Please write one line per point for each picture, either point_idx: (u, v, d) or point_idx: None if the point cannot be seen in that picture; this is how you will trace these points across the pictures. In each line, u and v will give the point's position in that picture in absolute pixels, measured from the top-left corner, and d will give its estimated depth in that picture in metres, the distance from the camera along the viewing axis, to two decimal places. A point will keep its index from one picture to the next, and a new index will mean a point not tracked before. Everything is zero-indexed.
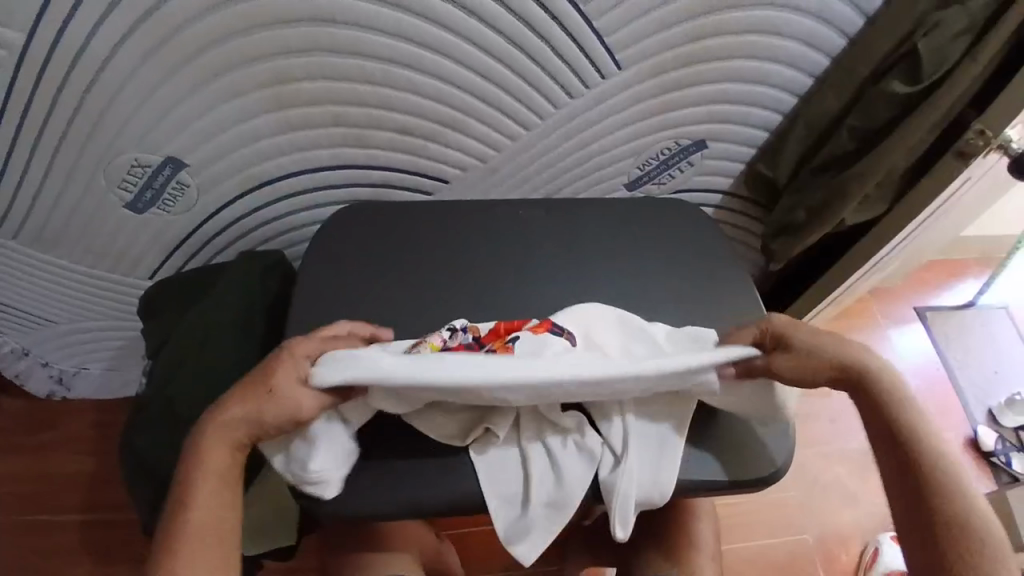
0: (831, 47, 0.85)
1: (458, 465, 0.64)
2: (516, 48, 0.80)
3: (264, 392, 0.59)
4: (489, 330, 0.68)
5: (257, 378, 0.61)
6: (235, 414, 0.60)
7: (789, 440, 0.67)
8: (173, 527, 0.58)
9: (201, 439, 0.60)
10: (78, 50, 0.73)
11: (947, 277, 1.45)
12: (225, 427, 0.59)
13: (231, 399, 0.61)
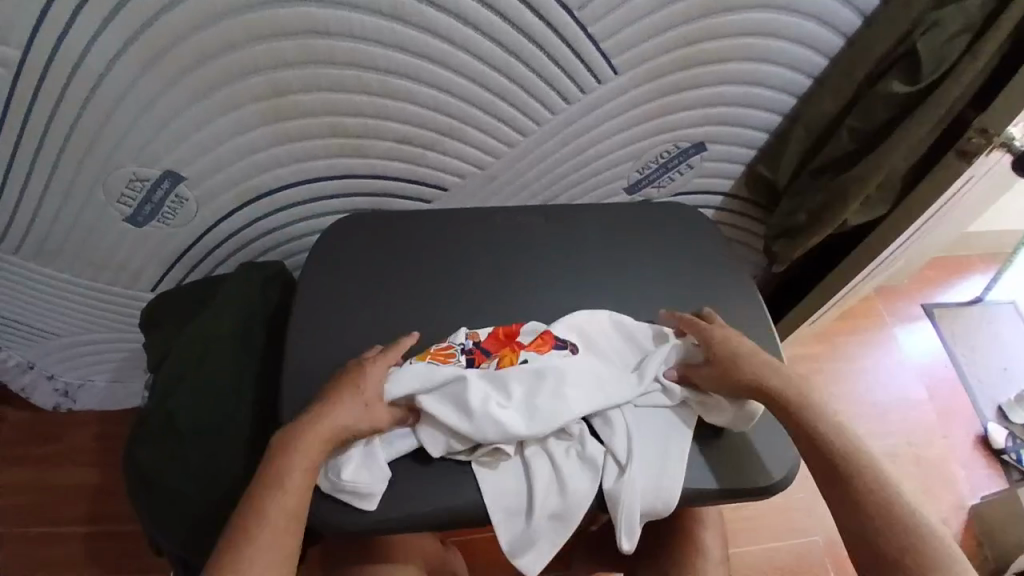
0: (830, 48, 0.84)
1: (460, 477, 0.64)
2: (512, 56, 0.79)
3: (362, 405, 0.63)
4: (489, 335, 0.71)
5: (351, 391, 0.64)
6: (333, 426, 0.61)
7: (791, 447, 0.68)
8: (250, 541, 0.56)
9: (287, 449, 0.60)
10: (74, 66, 0.73)
11: (953, 274, 1.44)
12: (322, 438, 0.61)
13: (328, 409, 0.62)
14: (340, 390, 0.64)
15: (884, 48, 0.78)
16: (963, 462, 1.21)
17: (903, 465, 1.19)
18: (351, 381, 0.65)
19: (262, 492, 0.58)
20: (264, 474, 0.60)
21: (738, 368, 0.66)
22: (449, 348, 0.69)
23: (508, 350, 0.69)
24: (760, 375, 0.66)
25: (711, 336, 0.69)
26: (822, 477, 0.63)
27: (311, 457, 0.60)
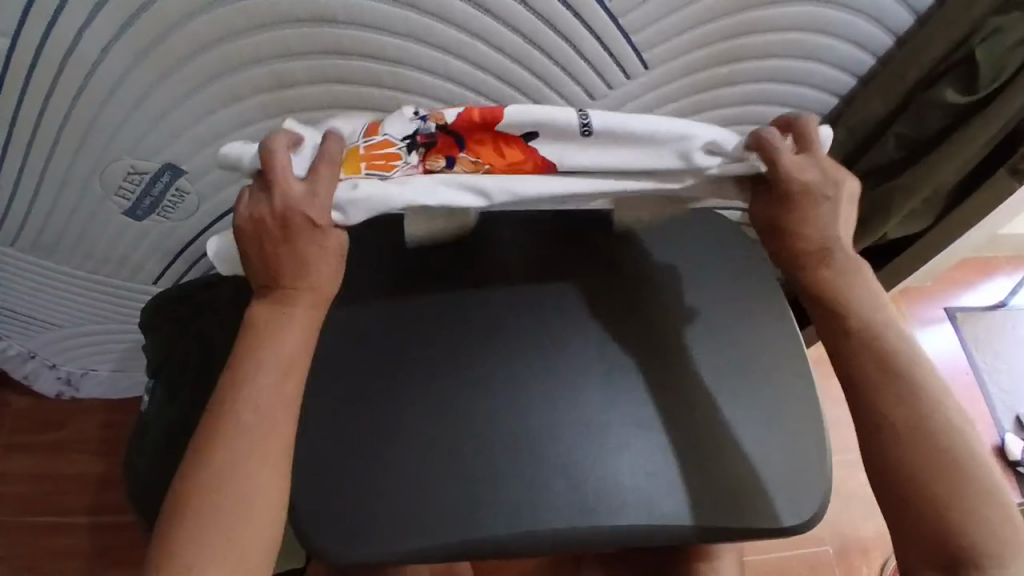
0: (877, 46, 0.76)
1: (474, 507, 0.61)
2: (535, 49, 0.73)
3: (326, 255, 0.57)
4: (460, 116, 0.59)
5: (302, 234, 0.56)
6: (306, 283, 0.57)
7: (817, 481, 0.65)
8: (242, 426, 0.52)
9: (264, 325, 0.56)
10: (64, 53, 0.68)
11: (977, 275, 1.39)
12: (299, 302, 0.56)
13: (292, 269, 0.56)
14: (290, 239, 0.56)
15: (939, 51, 0.72)
16: None
17: None
18: (294, 222, 0.55)
19: (240, 378, 0.54)
20: (237, 360, 0.55)
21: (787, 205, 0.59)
22: (392, 150, 0.59)
23: (488, 141, 0.60)
24: (799, 226, 0.60)
25: (788, 172, 0.58)
26: (847, 359, 0.58)
27: (294, 329, 0.56)
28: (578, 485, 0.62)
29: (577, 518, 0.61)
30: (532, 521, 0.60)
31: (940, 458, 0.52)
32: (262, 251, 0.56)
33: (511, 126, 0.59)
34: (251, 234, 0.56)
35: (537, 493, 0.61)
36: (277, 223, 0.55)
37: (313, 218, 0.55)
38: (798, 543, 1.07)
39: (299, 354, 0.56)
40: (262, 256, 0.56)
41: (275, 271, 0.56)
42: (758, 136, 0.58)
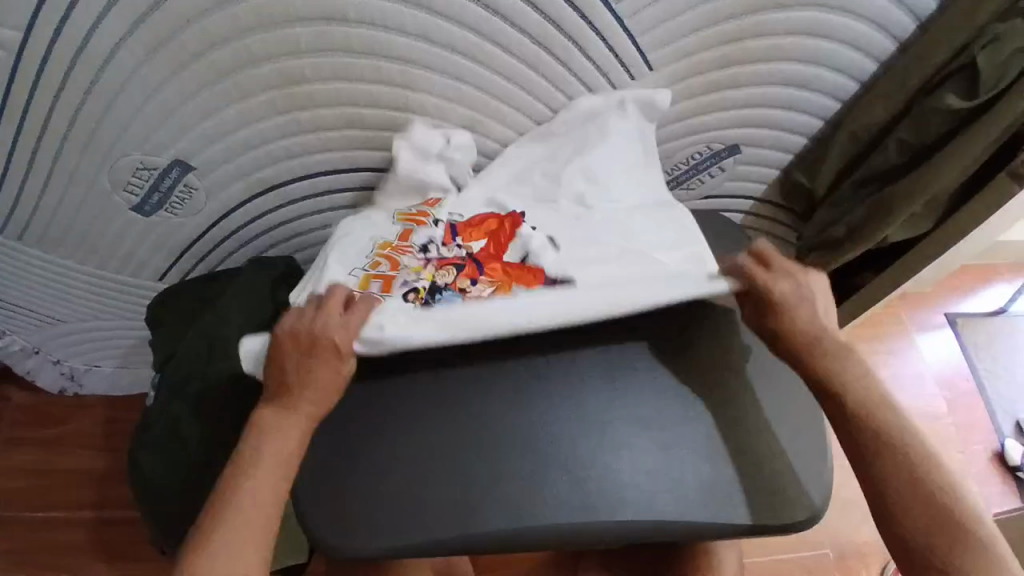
0: (880, 52, 0.79)
1: (477, 503, 0.61)
2: (542, 49, 0.74)
3: (339, 377, 0.62)
4: (483, 250, 0.73)
5: (325, 354, 0.61)
6: (313, 396, 0.60)
7: (821, 478, 0.65)
8: (233, 524, 0.54)
9: (268, 431, 0.59)
10: (77, 49, 0.69)
11: (977, 282, 1.39)
12: (303, 413, 0.60)
13: (305, 383, 0.60)
14: (313, 356, 0.61)
15: (942, 57, 0.73)
16: (979, 478, 1.18)
17: None
18: (322, 343, 0.61)
19: (240, 476, 0.56)
20: (241, 453, 0.58)
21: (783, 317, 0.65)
22: (408, 248, 0.73)
23: (497, 269, 0.71)
24: (798, 331, 0.65)
25: (773, 284, 0.66)
26: (855, 449, 0.61)
27: (296, 428, 0.59)
28: (580, 480, 0.62)
29: (580, 513, 0.61)
30: (534, 515, 0.60)
31: (957, 540, 0.56)
32: (284, 362, 0.61)
33: (514, 256, 0.72)
34: (283, 347, 0.62)
35: (538, 487, 0.62)
36: (304, 340, 0.61)
37: (337, 341, 0.62)
38: (798, 546, 1.07)
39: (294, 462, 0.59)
40: (283, 366, 0.61)
41: (291, 382, 0.60)
42: (737, 264, 0.68)
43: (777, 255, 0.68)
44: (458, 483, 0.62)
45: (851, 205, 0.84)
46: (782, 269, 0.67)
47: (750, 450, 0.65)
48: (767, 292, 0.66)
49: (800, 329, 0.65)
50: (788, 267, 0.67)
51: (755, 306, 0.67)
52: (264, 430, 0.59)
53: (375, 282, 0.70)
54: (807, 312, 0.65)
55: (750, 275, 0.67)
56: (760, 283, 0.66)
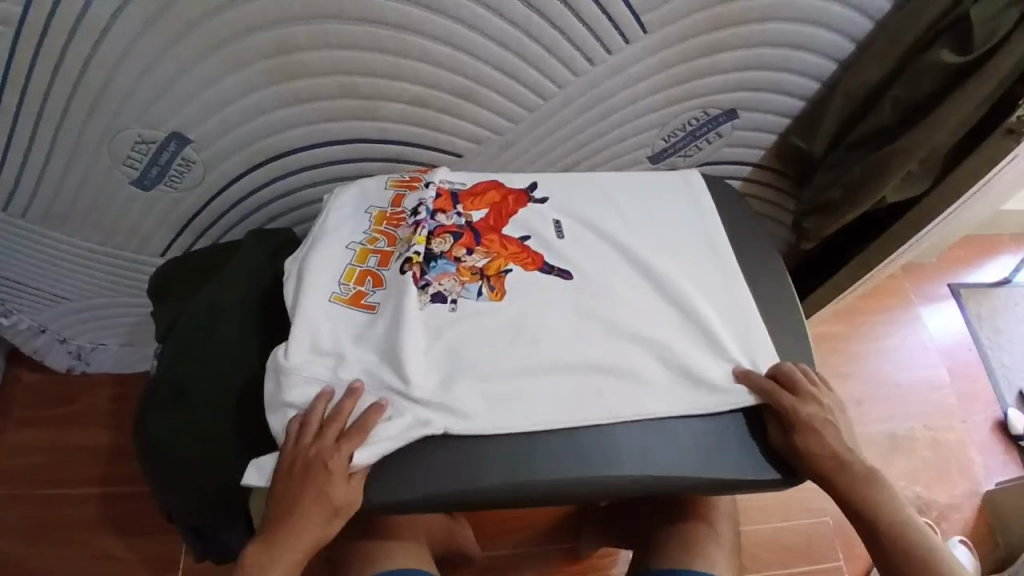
0: (876, 9, 0.79)
1: (472, 457, 0.61)
2: (535, 13, 0.74)
3: (334, 506, 0.59)
4: (482, 220, 0.75)
5: (317, 481, 0.59)
6: (306, 527, 0.59)
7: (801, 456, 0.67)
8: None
9: (263, 558, 0.59)
10: (73, 20, 0.70)
11: (982, 253, 1.38)
12: (298, 543, 0.59)
13: (298, 512, 0.59)
14: (304, 486, 0.59)
15: (935, 13, 0.73)
16: (980, 447, 1.18)
17: (920, 448, 1.17)
18: (314, 471, 0.59)
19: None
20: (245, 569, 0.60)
21: (810, 435, 0.64)
22: (402, 214, 0.75)
23: (496, 241, 0.74)
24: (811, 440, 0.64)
25: (798, 406, 0.64)
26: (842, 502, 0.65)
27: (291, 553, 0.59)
28: (575, 436, 0.63)
29: (578, 468, 0.62)
30: (529, 472, 0.61)
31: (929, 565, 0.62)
32: (283, 485, 0.60)
33: (513, 231, 0.75)
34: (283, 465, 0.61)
35: (534, 445, 0.62)
36: (299, 465, 0.60)
37: (330, 469, 0.59)
38: (798, 515, 1.08)
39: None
40: (282, 489, 0.61)
41: (288, 507, 0.60)
42: (762, 385, 0.66)
43: (803, 378, 0.66)
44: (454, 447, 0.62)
45: (847, 165, 0.84)
46: (808, 394, 0.65)
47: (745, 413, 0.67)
48: (795, 415, 0.64)
49: (820, 445, 0.64)
50: (815, 393, 0.66)
51: (782, 427, 0.65)
52: (260, 552, 0.60)
53: (372, 256, 0.72)
54: (827, 433, 0.65)
55: (774, 396, 0.65)
56: (786, 409, 0.64)
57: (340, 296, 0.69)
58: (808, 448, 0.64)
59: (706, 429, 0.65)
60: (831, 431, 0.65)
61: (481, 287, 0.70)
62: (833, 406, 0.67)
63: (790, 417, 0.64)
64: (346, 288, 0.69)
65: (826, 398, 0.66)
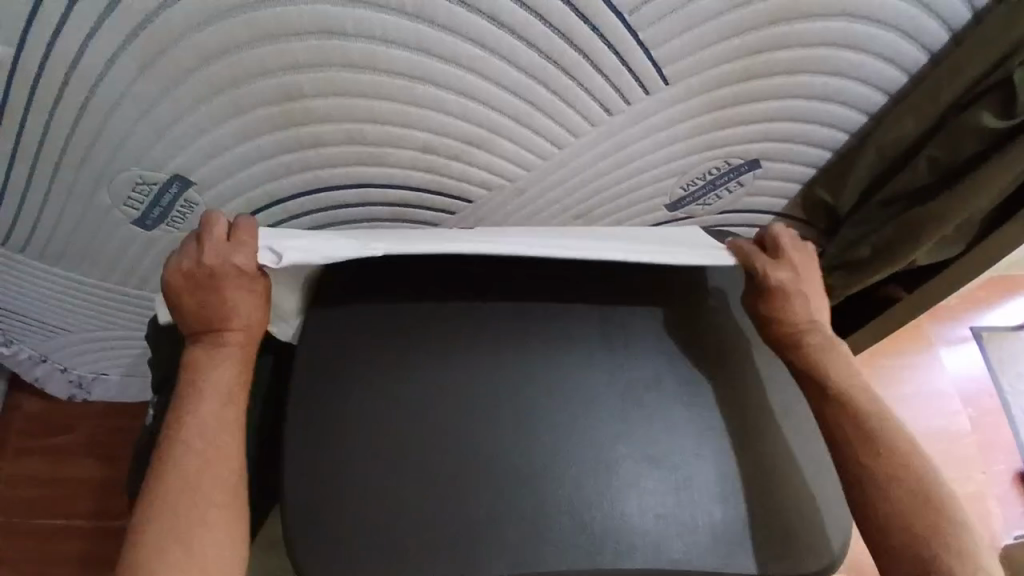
0: (910, 63, 0.76)
1: (490, 548, 0.63)
2: (551, 64, 0.71)
3: (252, 307, 0.67)
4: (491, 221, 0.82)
5: (224, 285, 0.66)
6: (238, 326, 0.67)
7: (826, 538, 0.67)
8: (190, 435, 0.62)
9: (203, 365, 0.65)
10: (69, 66, 0.66)
11: (1004, 294, 1.34)
12: (233, 343, 0.67)
13: (226, 315, 0.66)
14: (221, 290, 0.66)
15: (976, 72, 0.71)
16: (1001, 499, 1.16)
17: None
18: (225, 272, 0.65)
19: (186, 400, 0.64)
20: (181, 397, 0.64)
21: (786, 309, 0.73)
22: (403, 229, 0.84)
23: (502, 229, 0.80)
24: (797, 328, 0.72)
25: (772, 271, 0.73)
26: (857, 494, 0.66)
27: (226, 362, 0.66)
28: (586, 520, 0.64)
29: (588, 559, 0.63)
30: (538, 565, 0.62)
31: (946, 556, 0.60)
32: (192, 301, 0.66)
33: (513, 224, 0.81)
34: (180, 286, 0.66)
35: (542, 531, 0.63)
36: (202, 274, 0.66)
37: (231, 270, 0.65)
38: None
39: (234, 387, 0.66)
40: (193, 305, 0.66)
41: (212, 317, 0.67)
42: (741, 249, 0.75)
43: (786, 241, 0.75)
44: (434, 504, 0.64)
45: (879, 222, 0.84)
46: (788, 261, 0.74)
47: (764, 507, 0.67)
48: (768, 279, 0.73)
49: (791, 313, 0.73)
50: (793, 260, 0.74)
51: (759, 294, 0.74)
52: (199, 364, 0.66)
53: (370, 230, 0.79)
54: (800, 301, 0.73)
55: (753, 262, 0.74)
56: (761, 274, 0.73)
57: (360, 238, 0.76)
58: (784, 316, 0.73)
59: (726, 517, 0.66)
60: (804, 300, 0.73)
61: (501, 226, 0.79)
62: (815, 281, 0.75)
63: (762, 282, 0.73)
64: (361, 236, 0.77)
65: (805, 268, 0.74)
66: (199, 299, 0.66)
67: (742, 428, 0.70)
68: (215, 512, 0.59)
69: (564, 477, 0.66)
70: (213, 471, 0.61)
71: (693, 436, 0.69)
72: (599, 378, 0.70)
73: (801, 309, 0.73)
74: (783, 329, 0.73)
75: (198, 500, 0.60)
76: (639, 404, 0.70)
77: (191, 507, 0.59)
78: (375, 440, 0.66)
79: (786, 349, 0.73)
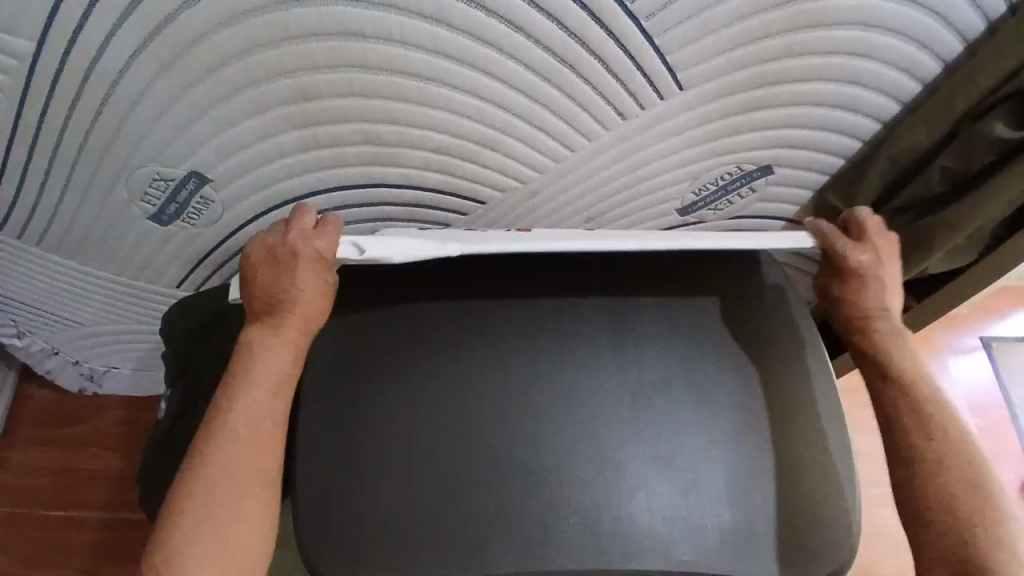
0: (925, 74, 0.76)
1: (496, 546, 0.63)
2: (566, 68, 0.72)
3: (318, 296, 0.67)
4: None
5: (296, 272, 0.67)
6: (300, 314, 0.67)
7: (832, 542, 0.67)
8: (236, 423, 0.62)
9: (258, 351, 0.65)
10: (91, 62, 0.67)
11: (1015, 304, 1.34)
12: (292, 331, 0.66)
13: (290, 301, 0.66)
14: (294, 274, 0.66)
15: (990, 81, 0.71)
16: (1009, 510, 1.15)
17: None
18: (302, 259, 0.67)
19: (237, 385, 0.64)
20: (232, 381, 0.64)
21: (861, 293, 0.74)
22: None
23: None
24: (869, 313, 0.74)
25: (853, 253, 0.73)
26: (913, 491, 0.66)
27: (281, 350, 0.66)
28: (594, 520, 0.65)
29: (594, 558, 0.63)
30: (545, 563, 0.63)
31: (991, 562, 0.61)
32: (265, 280, 0.67)
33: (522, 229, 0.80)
34: (257, 264, 0.68)
35: (548, 531, 0.64)
36: (278, 258, 0.67)
37: (307, 259, 0.67)
38: None
39: (287, 377, 0.66)
40: (266, 284, 0.67)
41: (277, 301, 0.67)
42: (817, 227, 0.74)
43: (870, 227, 0.74)
44: (444, 501, 0.64)
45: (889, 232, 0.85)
46: (869, 246, 0.74)
47: (773, 510, 0.67)
48: (848, 261, 0.73)
49: (863, 298, 0.74)
50: (874, 246, 0.74)
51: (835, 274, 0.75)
52: (255, 347, 0.66)
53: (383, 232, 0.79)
54: (875, 288, 0.73)
55: (835, 241, 0.73)
56: (841, 254, 0.73)
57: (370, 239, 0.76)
58: (858, 299, 0.74)
59: (733, 519, 0.66)
60: (881, 287, 0.74)
61: None
62: (893, 269, 0.74)
63: (843, 264, 0.73)
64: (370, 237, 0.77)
65: (887, 255, 0.74)
66: (272, 281, 0.67)
67: (755, 433, 0.70)
68: (251, 505, 0.60)
69: (572, 480, 0.66)
70: (253, 462, 0.62)
71: (702, 440, 0.69)
72: (609, 381, 0.71)
73: (874, 294, 0.74)
74: (852, 313, 0.74)
75: (233, 489, 0.60)
76: (649, 407, 0.70)
77: (228, 492, 0.60)
78: (383, 437, 0.67)
79: (855, 331, 0.74)
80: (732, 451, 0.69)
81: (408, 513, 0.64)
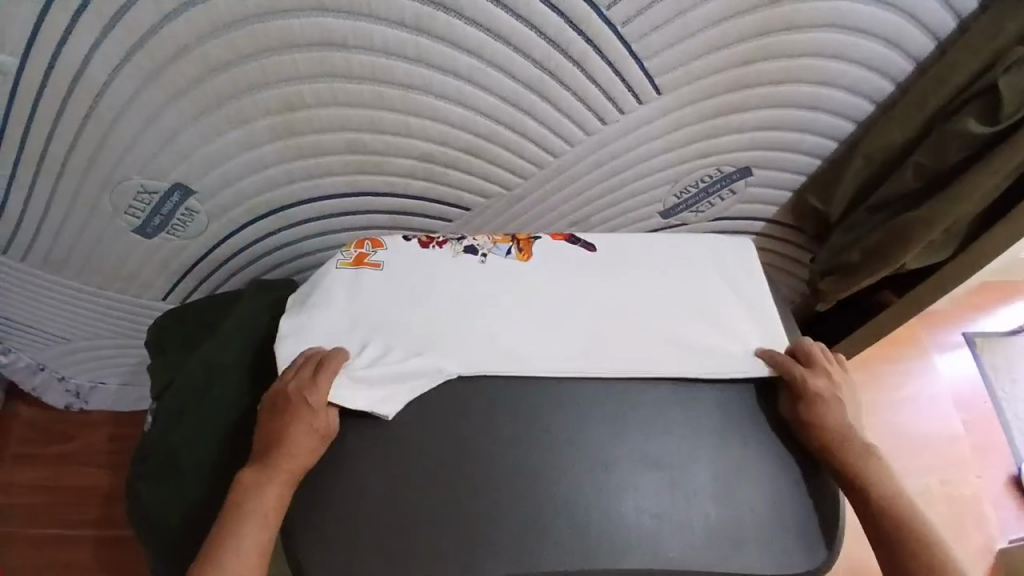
0: (897, 72, 0.78)
1: (484, 549, 0.63)
2: (546, 74, 0.73)
3: (314, 438, 0.65)
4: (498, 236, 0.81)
5: (297, 415, 0.65)
6: (293, 455, 0.64)
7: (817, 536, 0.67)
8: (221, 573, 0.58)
9: (247, 495, 0.62)
10: (73, 76, 0.68)
11: (996, 300, 1.36)
12: (284, 476, 0.63)
13: (284, 443, 0.64)
14: (292, 418, 0.65)
15: (962, 78, 0.73)
16: (997, 504, 1.16)
17: (936, 505, 1.14)
18: (298, 405, 0.65)
19: (225, 530, 0.60)
20: (220, 528, 0.60)
21: (825, 414, 0.69)
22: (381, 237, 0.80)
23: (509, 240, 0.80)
24: (839, 431, 0.68)
25: (808, 376, 0.70)
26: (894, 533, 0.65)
27: (271, 493, 0.62)
28: (583, 522, 0.65)
29: (583, 559, 0.63)
30: (534, 564, 0.63)
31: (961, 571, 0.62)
32: (265, 424, 0.66)
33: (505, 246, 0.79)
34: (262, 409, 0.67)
35: (536, 533, 0.64)
36: (277, 403, 0.66)
37: (309, 403, 0.65)
38: None
39: (275, 520, 0.62)
40: (265, 428, 0.66)
41: (272, 442, 0.64)
42: (765, 353, 0.73)
43: (818, 354, 0.73)
44: (429, 505, 0.64)
45: (866, 230, 0.86)
46: (821, 368, 0.71)
47: (759, 506, 0.68)
48: (805, 384, 0.70)
49: (828, 417, 0.69)
50: (826, 367, 0.72)
51: (794, 399, 0.71)
52: (245, 490, 0.62)
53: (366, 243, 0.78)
54: (836, 407, 0.69)
55: (787, 366, 0.72)
56: (796, 377, 0.70)
57: (344, 262, 0.77)
58: (824, 421, 0.68)
59: (721, 517, 0.67)
60: (841, 406, 0.70)
61: (510, 247, 0.79)
62: (849, 390, 0.72)
63: (800, 387, 0.70)
64: (348, 254, 0.77)
65: (839, 377, 0.72)
66: (270, 426, 0.65)
67: (741, 430, 0.71)
68: None
69: (561, 482, 0.66)
70: None
71: (688, 439, 0.70)
72: (596, 382, 0.71)
73: (838, 415, 0.69)
74: (822, 434, 0.68)
75: None
76: (634, 408, 0.70)
77: None
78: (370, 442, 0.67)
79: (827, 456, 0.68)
80: (718, 448, 0.70)
81: (390, 510, 0.64)
